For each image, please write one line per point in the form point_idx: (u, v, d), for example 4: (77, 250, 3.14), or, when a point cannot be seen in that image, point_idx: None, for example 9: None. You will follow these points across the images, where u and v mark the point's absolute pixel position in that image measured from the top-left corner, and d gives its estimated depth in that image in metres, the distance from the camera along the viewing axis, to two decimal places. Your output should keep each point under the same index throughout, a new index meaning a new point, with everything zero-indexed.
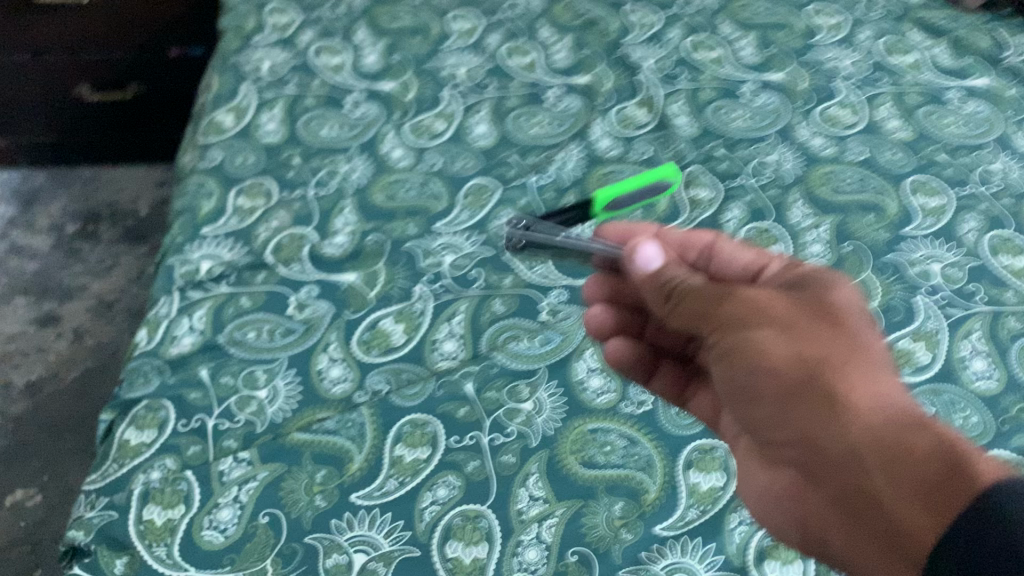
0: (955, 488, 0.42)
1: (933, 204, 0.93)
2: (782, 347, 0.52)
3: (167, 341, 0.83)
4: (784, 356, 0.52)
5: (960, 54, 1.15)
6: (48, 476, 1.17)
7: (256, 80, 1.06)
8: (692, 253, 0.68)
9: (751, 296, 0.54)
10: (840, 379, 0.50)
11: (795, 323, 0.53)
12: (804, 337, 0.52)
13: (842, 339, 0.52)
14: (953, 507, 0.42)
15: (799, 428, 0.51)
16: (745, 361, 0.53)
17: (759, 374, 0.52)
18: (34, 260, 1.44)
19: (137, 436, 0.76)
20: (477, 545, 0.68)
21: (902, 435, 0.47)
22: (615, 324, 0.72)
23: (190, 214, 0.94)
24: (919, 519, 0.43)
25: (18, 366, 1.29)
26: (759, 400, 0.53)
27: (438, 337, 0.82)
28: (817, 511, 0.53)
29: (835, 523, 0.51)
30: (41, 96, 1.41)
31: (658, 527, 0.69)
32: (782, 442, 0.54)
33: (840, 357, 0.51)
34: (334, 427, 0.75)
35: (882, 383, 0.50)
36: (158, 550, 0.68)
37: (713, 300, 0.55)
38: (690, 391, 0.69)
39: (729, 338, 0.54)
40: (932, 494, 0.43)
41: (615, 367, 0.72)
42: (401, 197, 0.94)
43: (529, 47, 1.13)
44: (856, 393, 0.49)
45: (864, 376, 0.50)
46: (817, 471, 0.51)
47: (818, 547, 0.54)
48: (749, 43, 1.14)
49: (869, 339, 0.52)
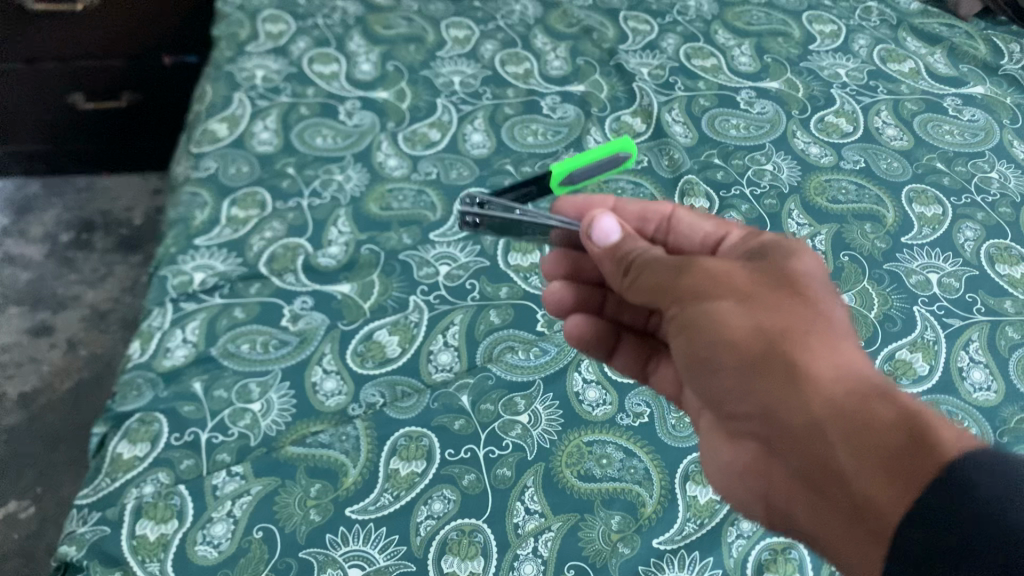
0: (922, 460, 0.41)
1: (930, 213, 0.92)
2: (741, 318, 0.51)
3: (159, 353, 0.82)
4: (743, 325, 0.51)
5: (955, 62, 1.15)
6: (42, 487, 1.16)
7: (250, 88, 1.05)
8: (650, 227, 0.68)
9: (712, 267, 0.54)
10: (800, 348, 0.49)
11: (755, 295, 0.52)
12: (763, 308, 0.51)
13: (802, 312, 0.51)
14: (917, 481, 0.40)
15: (758, 400, 0.50)
16: (704, 332, 0.52)
17: (718, 344, 0.51)
18: (28, 270, 1.43)
19: (129, 450, 0.75)
20: (473, 559, 0.67)
21: (863, 403, 0.45)
22: (575, 302, 0.71)
23: (184, 224, 0.92)
24: (882, 488, 0.42)
25: (12, 377, 1.29)
26: (718, 371, 0.52)
27: (433, 348, 0.81)
28: (779, 485, 0.51)
29: (798, 499, 0.49)
30: (33, 107, 1.40)
31: (656, 540, 0.68)
32: (742, 417, 0.52)
33: (799, 329, 0.50)
34: (328, 441, 0.74)
35: (843, 354, 0.49)
36: (151, 565, 0.67)
37: (673, 270, 0.54)
38: (651, 367, 0.68)
39: (688, 309, 0.52)
40: (894, 462, 0.42)
41: (577, 347, 0.70)
42: (396, 208, 0.94)
43: (524, 55, 1.13)
44: (817, 362, 0.48)
45: (824, 347, 0.49)
46: (777, 446, 0.50)
47: (780, 522, 0.52)
48: (746, 50, 1.14)
49: (828, 311, 0.52)
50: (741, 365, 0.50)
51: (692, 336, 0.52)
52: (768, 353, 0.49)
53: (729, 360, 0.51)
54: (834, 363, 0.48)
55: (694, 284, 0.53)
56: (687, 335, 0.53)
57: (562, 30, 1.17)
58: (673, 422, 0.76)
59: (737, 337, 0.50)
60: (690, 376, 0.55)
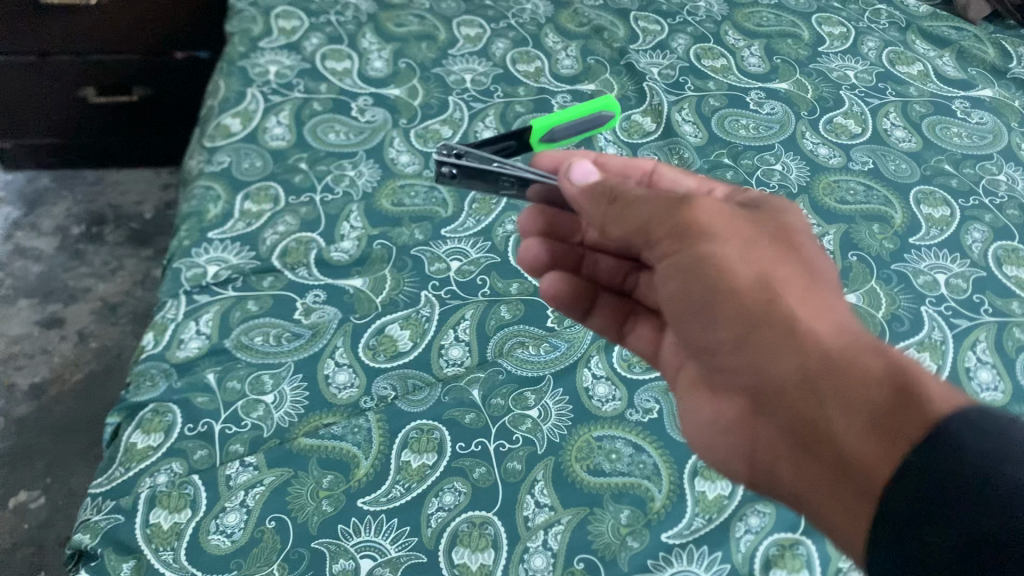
0: (911, 416, 0.42)
1: (938, 215, 0.93)
2: (737, 268, 0.51)
3: (173, 344, 0.83)
4: (743, 274, 0.51)
5: (964, 65, 1.16)
6: (52, 478, 1.17)
7: (263, 83, 1.06)
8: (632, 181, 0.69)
9: (713, 212, 0.54)
10: (796, 303, 0.50)
11: (754, 245, 0.53)
12: (763, 260, 0.52)
13: (796, 269, 0.53)
14: (905, 436, 0.41)
15: (751, 349, 0.51)
16: (702, 276, 0.52)
17: (717, 289, 0.51)
18: (38, 262, 1.44)
19: (143, 439, 0.76)
20: (484, 551, 0.68)
21: (855, 358, 0.47)
22: (550, 259, 0.72)
23: (197, 217, 0.93)
24: (871, 440, 0.43)
25: (22, 368, 1.29)
26: (712, 319, 0.52)
27: (444, 343, 0.82)
28: (766, 441, 0.52)
29: (785, 454, 0.50)
30: (45, 100, 1.41)
31: (665, 535, 0.69)
32: (734, 369, 0.53)
33: (795, 285, 0.51)
34: (341, 433, 0.75)
35: (833, 314, 0.50)
36: (165, 554, 0.68)
37: (672, 209, 0.53)
38: (629, 325, 0.70)
39: (688, 251, 0.52)
40: (884, 415, 0.43)
41: (553, 305, 0.71)
42: (408, 204, 0.95)
43: (535, 53, 1.13)
44: (811, 318, 0.50)
45: (819, 306, 0.51)
46: (767, 400, 0.51)
47: (765, 479, 0.53)
48: (755, 51, 1.15)
49: (817, 271, 0.53)
50: (739, 314, 0.51)
51: (689, 281, 0.53)
52: (765, 303, 0.50)
53: (726, 308, 0.51)
54: (828, 320, 0.50)
55: (695, 226, 0.53)
56: (685, 278, 0.53)
57: (573, 29, 1.18)
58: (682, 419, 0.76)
59: (738, 285, 0.51)
60: (679, 324, 0.55)
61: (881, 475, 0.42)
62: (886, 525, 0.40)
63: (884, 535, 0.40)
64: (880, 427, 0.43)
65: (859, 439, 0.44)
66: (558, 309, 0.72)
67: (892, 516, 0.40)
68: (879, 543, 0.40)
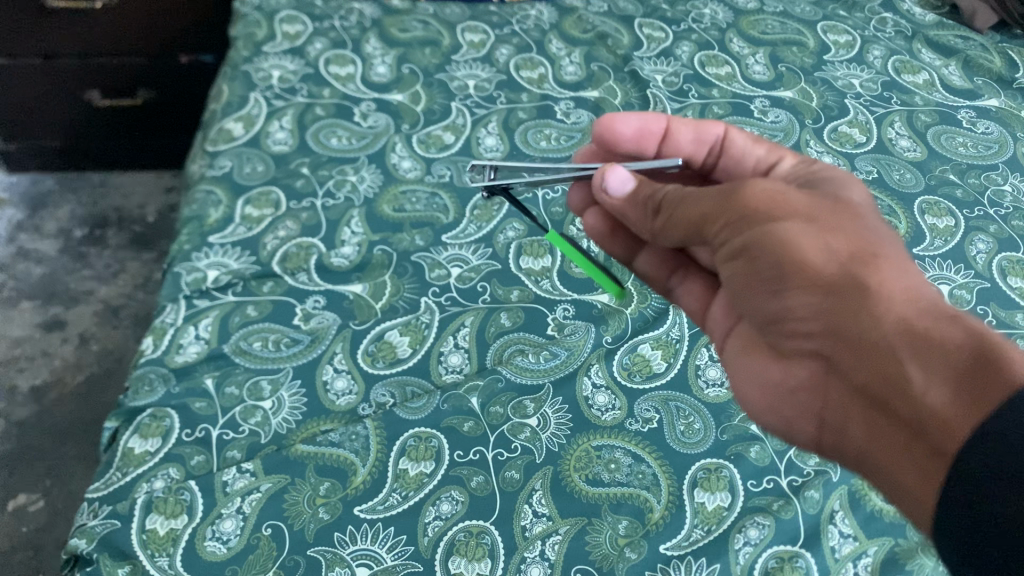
0: (993, 379, 0.41)
1: (942, 225, 0.92)
2: (809, 241, 0.50)
3: (172, 349, 0.82)
4: (809, 249, 0.50)
5: (970, 74, 1.15)
6: (52, 481, 1.17)
7: (266, 88, 1.06)
8: (702, 155, 0.69)
9: (769, 190, 0.52)
10: (869, 269, 0.49)
11: (821, 218, 0.51)
12: (831, 231, 0.50)
13: (865, 232, 0.51)
14: (985, 399, 0.40)
15: (823, 317, 0.49)
16: (766, 254, 0.51)
17: (783, 265, 0.50)
18: (41, 265, 1.44)
19: (141, 444, 0.75)
20: (481, 561, 0.67)
21: (933, 324, 0.45)
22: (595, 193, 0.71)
23: (199, 221, 0.93)
24: (949, 403, 0.42)
25: (24, 370, 1.29)
26: (781, 293, 0.51)
27: (444, 350, 0.82)
28: (837, 402, 0.52)
29: (856, 413, 0.50)
30: (50, 101, 1.41)
31: (663, 545, 0.68)
32: (803, 334, 0.52)
33: (866, 252, 0.49)
34: (338, 439, 0.75)
35: (911, 277, 0.49)
36: (160, 560, 0.68)
37: (727, 196, 0.52)
38: (677, 277, 0.69)
39: (748, 231, 0.51)
40: (962, 379, 0.42)
41: (598, 241, 0.72)
42: (409, 209, 0.95)
43: (539, 59, 1.13)
44: (885, 284, 0.48)
45: (892, 269, 0.49)
46: (838, 363, 0.50)
47: (833, 439, 0.53)
48: (760, 59, 1.14)
49: (889, 234, 0.52)
50: (809, 286, 0.49)
51: (751, 258, 0.51)
52: (837, 273, 0.49)
53: (792, 282, 0.50)
54: (904, 284, 0.48)
55: (750, 207, 0.51)
56: (747, 257, 0.52)
57: (577, 36, 1.18)
58: (682, 429, 0.76)
59: (805, 259, 0.49)
60: (743, 296, 0.54)
61: (954, 439, 0.41)
62: (963, 498, 0.39)
63: (960, 504, 0.39)
64: (958, 391, 0.42)
65: (934, 401, 0.43)
66: (601, 245, 0.72)
67: (969, 488, 0.39)
68: (954, 514, 0.39)
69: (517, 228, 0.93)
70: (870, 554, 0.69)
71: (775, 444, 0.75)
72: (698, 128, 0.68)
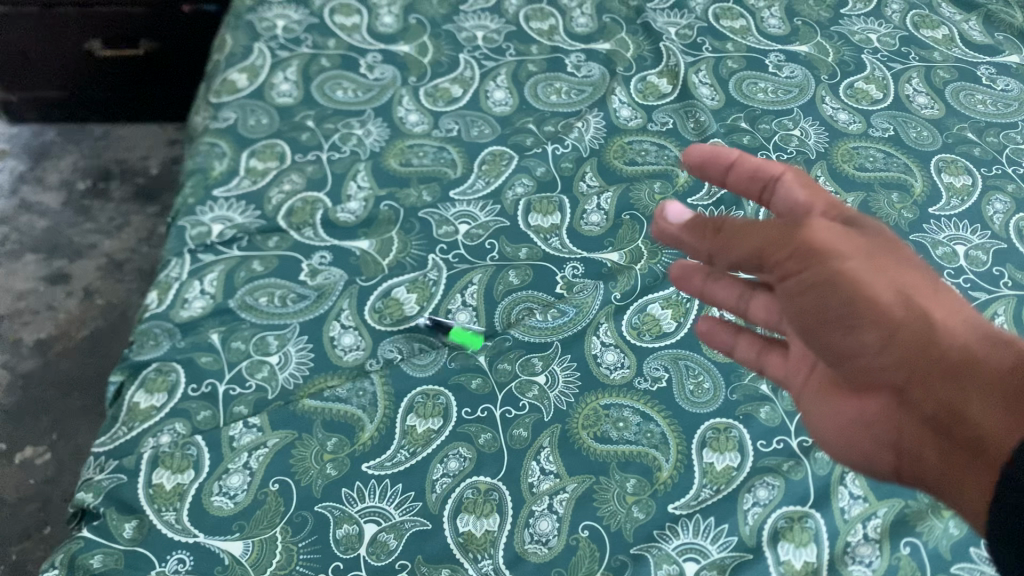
0: None
1: (959, 184, 0.90)
2: (878, 280, 0.44)
3: (177, 304, 0.82)
4: (880, 286, 0.43)
5: (990, 30, 1.12)
6: (58, 434, 1.17)
7: (271, 38, 1.04)
8: None
9: (831, 226, 0.45)
10: (930, 299, 0.45)
11: (876, 253, 0.45)
12: (894, 267, 0.45)
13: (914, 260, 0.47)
14: None
15: (884, 354, 0.44)
16: (834, 297, 0.43)
17: (852, 303, 0.43)
18: (44, 217, 1.43)
19: (147, 399, 0.75)
20: (489, 517, 0.67)
21: (989, 356, 0.44)
22: None
23: (203, 174, 0.92)
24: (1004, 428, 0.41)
25: (28, 324, 1.29)
26: (850, 333, 0.44)
27: (451, 307, 0.81)
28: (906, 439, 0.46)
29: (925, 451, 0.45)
30: (52, 51, 1.39)
31: (671, 505, 0.68)
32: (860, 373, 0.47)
33: (925, 281, 0.45)
34: (345, 395, 0.74)
35: (963, 308, 0.46)
36: (167, 514, 0.68)
37: (786, 229, 0.45)
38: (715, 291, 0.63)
39: (816, 267, 0.43)
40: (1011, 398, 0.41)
41: None
42: (416, 164, 0.93)
43: (549, 10, 1.10)
44: (942, 312, 0.45)
45: (946, 301, 0.46)
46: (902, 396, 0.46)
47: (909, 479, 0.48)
48: (776, 13, 1.11)
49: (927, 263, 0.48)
50: (878, 322, 0.43)
51: (819, 299, 0.44)
52: (901, 304, 0.44)
53: (863, 316, 0.43)
54: (957, 314, 0.45)
55: (814, 240, 0.44)
56: (823, 294, 0.43)
57: None
58: (691, 388, 0.75)
59: (875, 293, 0.43)
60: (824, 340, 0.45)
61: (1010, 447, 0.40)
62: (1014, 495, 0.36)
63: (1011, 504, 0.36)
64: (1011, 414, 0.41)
65: (995, 427, 0.41)
66: None
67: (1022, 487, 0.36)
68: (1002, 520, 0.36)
69: (526, 183, 0.91)
70: (880, 515, 0.67)
71: (787, 405, 0.73)
72: (754, 166, 0.53)
